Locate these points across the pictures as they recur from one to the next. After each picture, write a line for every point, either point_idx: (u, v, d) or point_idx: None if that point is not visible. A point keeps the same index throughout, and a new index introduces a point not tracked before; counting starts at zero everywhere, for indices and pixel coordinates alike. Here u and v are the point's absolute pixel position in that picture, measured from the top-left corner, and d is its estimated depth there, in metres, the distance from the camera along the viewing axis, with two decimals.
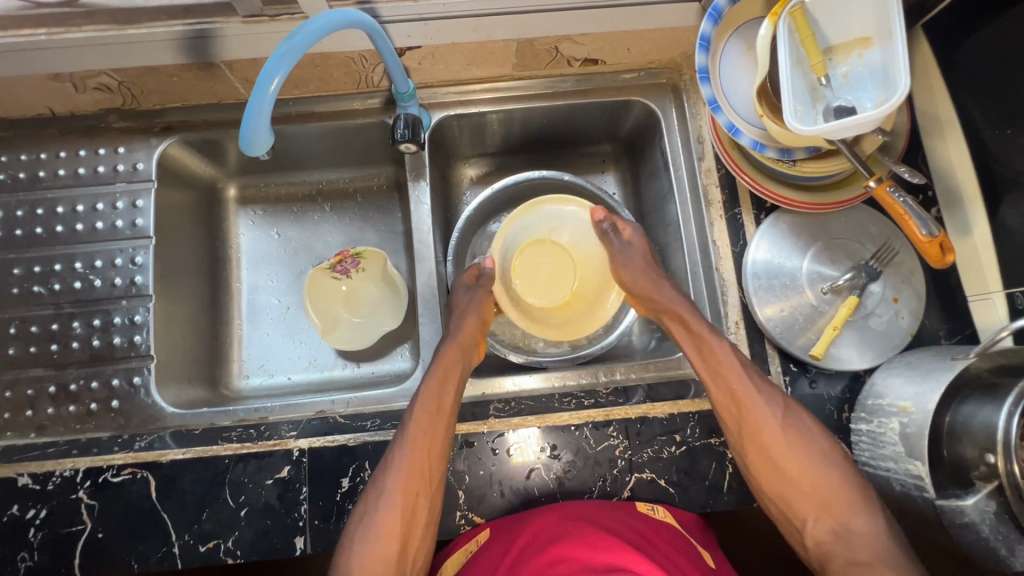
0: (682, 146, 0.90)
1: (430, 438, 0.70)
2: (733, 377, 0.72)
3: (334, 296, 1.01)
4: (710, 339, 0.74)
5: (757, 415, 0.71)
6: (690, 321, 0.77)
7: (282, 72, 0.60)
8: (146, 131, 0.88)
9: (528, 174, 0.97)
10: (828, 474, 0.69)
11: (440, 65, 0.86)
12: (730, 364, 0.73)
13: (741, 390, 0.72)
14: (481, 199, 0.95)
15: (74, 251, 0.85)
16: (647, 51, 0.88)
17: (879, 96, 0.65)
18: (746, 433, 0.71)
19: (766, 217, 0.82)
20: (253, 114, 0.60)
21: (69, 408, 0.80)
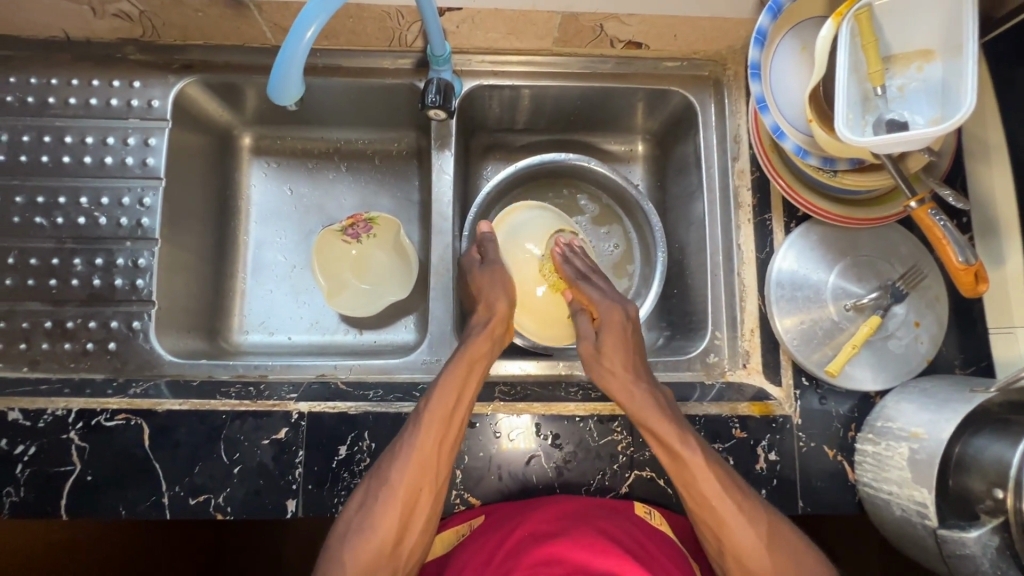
0: (717, 143, 0.88)
1: (444, 431, 0.67)
2: (709, 494, 0.66)
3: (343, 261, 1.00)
4: (676, 438, 0.68)
5: (732, 530, 0.65)
6: (667, 439, 0.68)
7: (321, 20, 0.56)
8: (164, 67, 0.84)
9: (552, 156, 0.96)
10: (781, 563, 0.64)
11: (478, 31, 0.82)
12: (712, 482, 0.66)
13: (720, 509, 0.66)
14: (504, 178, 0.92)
15: (80, 185, 0.81)
16: (693, 41, 0.84)
17: (933, 111, 0.63)
18: (711, 529, 0.67)
19: (796, 226, 0.79)
20: (285, 61, 0.56)
21: (65, 346, 0.78)
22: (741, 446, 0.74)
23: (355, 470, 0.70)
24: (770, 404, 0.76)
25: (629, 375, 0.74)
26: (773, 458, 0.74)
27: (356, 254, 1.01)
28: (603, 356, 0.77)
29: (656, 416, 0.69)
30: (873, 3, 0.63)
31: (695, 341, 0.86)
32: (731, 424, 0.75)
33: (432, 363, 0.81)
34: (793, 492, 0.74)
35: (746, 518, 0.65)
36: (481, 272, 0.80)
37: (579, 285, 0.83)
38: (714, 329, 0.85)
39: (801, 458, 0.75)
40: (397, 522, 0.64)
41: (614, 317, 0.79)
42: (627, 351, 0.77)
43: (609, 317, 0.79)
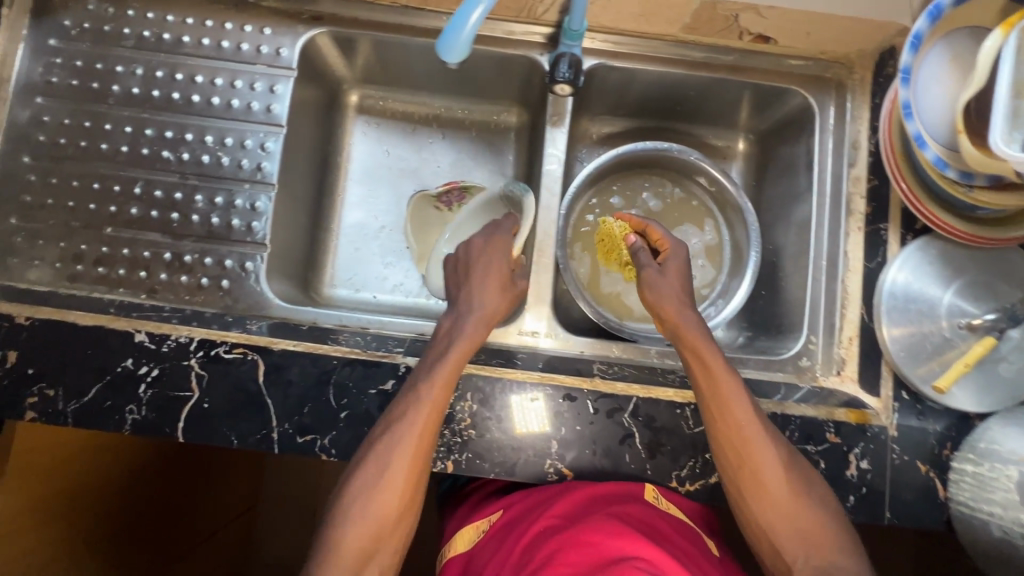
0: (833, 147, 0.87)
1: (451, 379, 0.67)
2: (739, 423, 0.68)
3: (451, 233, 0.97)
4: (712, 361, 0.71)
5: (757, 461, 0.67)
6: (706, 359, 0.71)
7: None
8: (294, 16, 0.86)
9: (655, 144, 0.96)
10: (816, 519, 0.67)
11: (610, 9, 0.81)
12: (744, 413, 0.68)
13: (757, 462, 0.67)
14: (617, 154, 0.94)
15: (205, 124, 0.83)
16: (825, 40, 0.83)
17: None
18: (734, 460, 0.68)
19: (914, 239, 0.79)
20: (448, 42, 0.56)
21: (182, 278, 0.80)
22: (834, 451, 0.74)
23: (455, 429, 0.72)
24: (867, 413, 0.76)
25: (683, 300, 0.76)
26: (864, 467, 0.74)
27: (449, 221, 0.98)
28: (667, 276, 0.78)
29: (707, 342, 0.72)
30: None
31: (787, 343, 0.86)
32: (826, 428, 0.75)
33: (528, 335, 0.82)
34: (881, 503, 0.74)
35: (772, 452, 0.68)
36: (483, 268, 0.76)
37: (645, 225, 0.85)
38: (810, 333, 0.84)
39: (892, 470, 0.75)
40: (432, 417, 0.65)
41: (676, 250, 0.81)
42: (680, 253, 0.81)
43: (677, 251, 0.81)
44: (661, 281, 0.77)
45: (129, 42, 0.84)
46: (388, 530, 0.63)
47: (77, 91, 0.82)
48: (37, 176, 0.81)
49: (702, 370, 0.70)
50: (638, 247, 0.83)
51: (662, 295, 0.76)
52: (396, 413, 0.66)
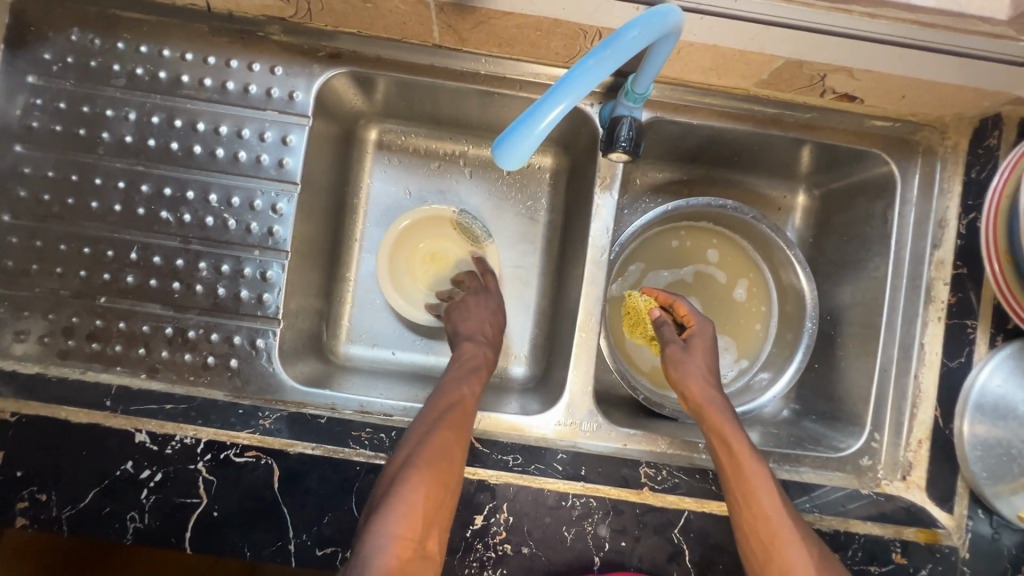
0: (915, 223, 0.77)
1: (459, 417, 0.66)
2: (765, 511, 0.62)
3: (454, 262, 0.95)
4: (736, 441, 0.67)
5: (784, 557, 0.60)
6: (729, 437, 0.67)
7: (572, 99, 0.46)
8: (310, 54, 0.74)
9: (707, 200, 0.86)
10: None
11: (678, 62, 0.70)
12: (767, 499, 0.63)
13: (789, 553, 0.60)
14: (709, 202, 0.86)
15: (209, 180, 0.73)
16: (920, 105, 0.72)
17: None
18: (760, 554, 0.61)
19: (1005, 342, 0.71)
20: (519, 139, 0.47)
21: (185, 356, 0.72)
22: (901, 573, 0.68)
23: (489, 543, 0.66)
24: (938, 532, 0.70)
25: (708, 374, 0.73)
26: None
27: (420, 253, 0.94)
28: (693, 351, 0.75)
29: (731, 423, 0.68)
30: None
31: (847, 436, 0.79)
32: (892, 547, 0.69)
33: (566, 426, 0.74)
34: None
35: (802, 547, 0.61)
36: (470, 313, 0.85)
37: (676, 300, 0.82)
38: (874, 429, 0.77)
39: None
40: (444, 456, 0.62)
41: (704, 326, 0.78)
42: (709, 332, 0.78)
43: (704, 328, 0.78)
44: (686, 359, 0.74)
45: (120, 81, 0.73)
46: (418, 549, 0.56)
47: (62, 138, 0.72)
48: (20, 238, 0.71)
49: (724, 449, 0.67)
50: (663, 321, 0.80)
51: (688, 370, 0.73)
52: (418, 432, 0.64)
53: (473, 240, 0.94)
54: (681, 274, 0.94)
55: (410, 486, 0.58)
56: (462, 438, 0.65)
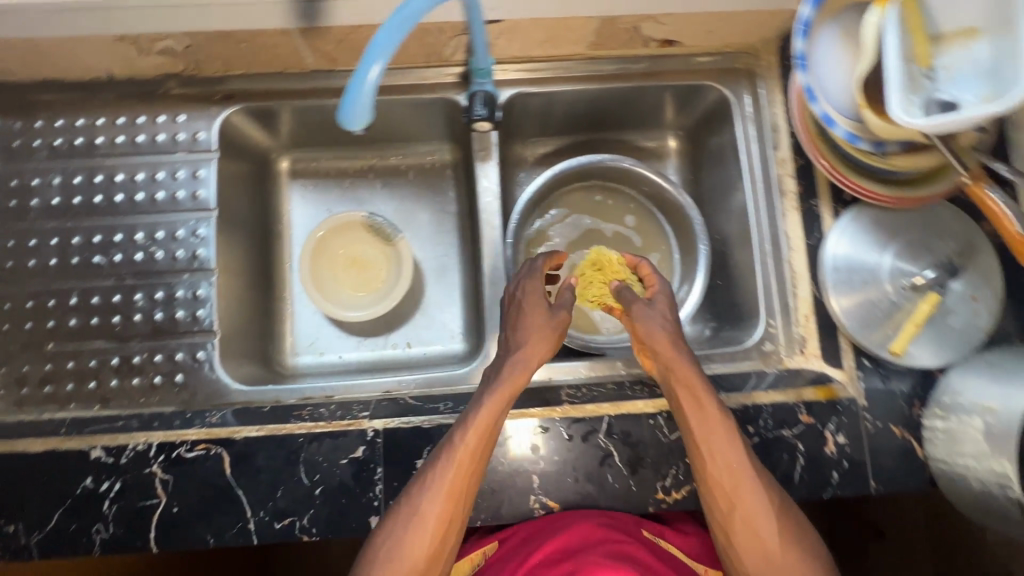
0: (755, 134, 0.89)
1: (479, 446, 0.66)
2: (731, 464, 0.67)
3: (371, 260, 1.02)
4: (707, 402, 0.68)
5: (743, 502, 0.66)
6: (704, 400, 0.68)
7: (384, 58, 0.55)
8: (208, 99, 0.85)
9: (590, 159, 0.98)
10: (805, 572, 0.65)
11: (515, 41, 0.83)
12: (733, 454, 0.67)
13: (757, 513, 0.66)
14: (594, 157, 0.98)
15: (134, 222, 0.82)
16: (726, 35, 0.85)
17: (988, 87, 0.63)
18: (722, 500, 0.67)
19: (845, 209, 0.81)
20: (351, 102, 0.56)
21: (133, 381, 0.78)
22: (810, 431, 0.75)
23: None
24: (833, 387, 0.78)
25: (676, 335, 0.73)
26: (841, 440, 0.75)
27: (340, 259, 1.01)
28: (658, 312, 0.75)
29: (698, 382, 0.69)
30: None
31: (748, 330, 0.87)
32: (797, 410, 0.76)
33: None
34: (864, 474, 0.75)
35: (762, 492, 0.66)
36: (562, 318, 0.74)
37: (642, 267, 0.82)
38: (768, 318, 0.85)
39: (868, 439, 0.76)
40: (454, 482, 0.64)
41: (663, 287, 0.79)
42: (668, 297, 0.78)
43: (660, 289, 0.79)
44: (649, 314, 0.75)
45: (42, 153, 0.83)
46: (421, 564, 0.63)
47: None
48: None
49: (695, 408, 0.68)
50: (621, 287, 0.81)
51: (650, 333, 0.73)
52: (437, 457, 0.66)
53: (384, 238, 1.01)
54: (602, 228, 1.04)
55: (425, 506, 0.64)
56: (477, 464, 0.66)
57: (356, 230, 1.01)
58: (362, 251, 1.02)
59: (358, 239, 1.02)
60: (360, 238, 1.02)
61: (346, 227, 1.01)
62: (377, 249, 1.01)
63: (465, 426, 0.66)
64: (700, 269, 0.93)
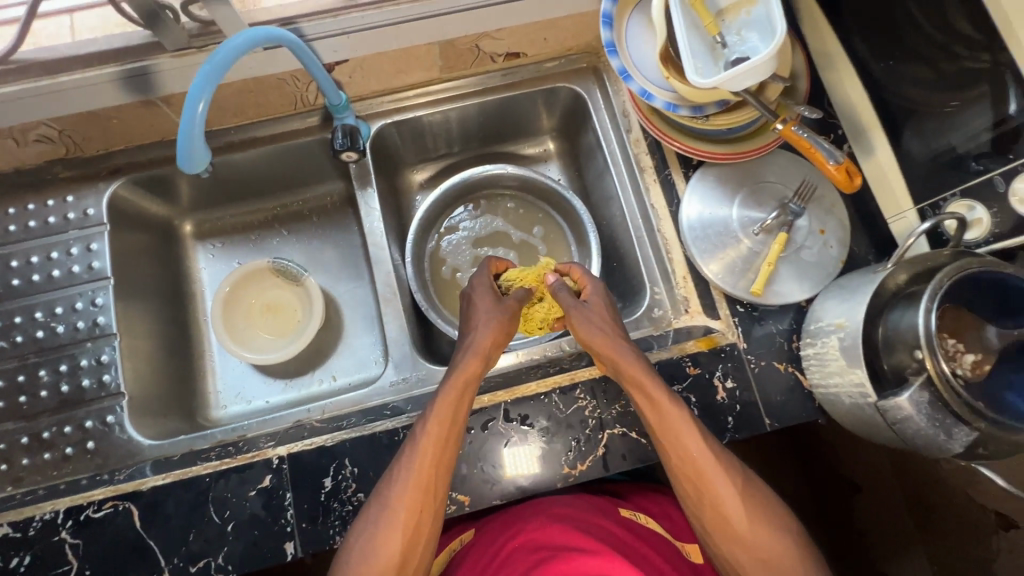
0: (610, 121, 0.96)
1: (439, 455, 0.67)
2: (692, 455, 0.68)
3: (285, 302, 1.04)
4: (658, 396, 0.69)
5: (711, 488, 0.67)
6: (650, 387, 0.69)
7: (208, 94, 0.62)
8: (93, 176, 0.90)
9: (478, 171, 1.04)
10: (775, 538, 0.66)
11: (370, 76, 0.90)
12: (693, 443, 0.68)
13: (719, 489, 0.67)
14: (484, 169, 1.04)
15: (33, 302, 0.86)
16: (562, 40, 0.94)
17: (771, 37, 0.70)
18: (691, 487, 0.69)
19: (694, 173, 0.88)
20: (186, 134, 0.63)
21: (44, 456, 0.80)
22: (699, 382, 0.79)
23: (344, 498, 0.73)
24: (714, 336, 0.82)
25: (614, 330, 0.75)
26: (730, 385, 0.79)
27: (255, 306, 1.04)
28: (595, 310, 0.77)
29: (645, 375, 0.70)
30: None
31: (637, 301, 0.91)
32: (684, 364, 0.80)
33: (400, 383, 0.86)
34: (758, 413, 0.78)
35: (726, 475, 0.68)
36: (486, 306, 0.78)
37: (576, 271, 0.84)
38: (652, 285, 0.89)
39: (755, 379, 0.79)
40: (422, 490, 0.66)
41: (597, 287, 0.81)
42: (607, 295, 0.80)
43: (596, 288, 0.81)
44: (588, 316, 0.76)
45: None
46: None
47: None
48: None
49: (650, 405, 0.70)
50: (558, 286, 0.80)
51: (591, 337, 0.74)
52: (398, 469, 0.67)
53: (293, 279, 1.04)
54: (510, 232, 1.09)
55: (393, 521, 0.64)
56: (439, 472, 0.67)
57: (266, 276, 1.04)
58: (275, 296, 1.05)
59: (269, 285, 1.05)
60: (272, 284, 1.05)
61: (256, 276, 1.05)
62: (289, 291, 1.04)
63: (426, 420, 0.68)
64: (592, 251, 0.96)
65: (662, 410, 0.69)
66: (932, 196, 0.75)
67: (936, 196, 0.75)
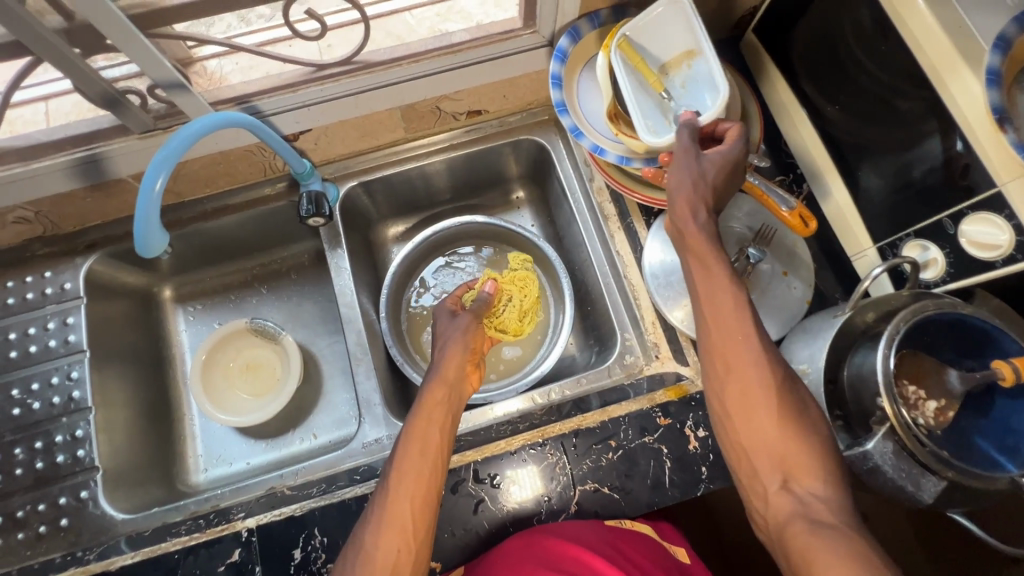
0: (573, 171, 0.98)
1: (416, 486, 0.65)
2: (739, 338, 0.61)
3: (265, 360, 1.04)
4: (718, 270, 0.63)
5: (741, 372, 0.60)
6: (706, 261, 0.63)
7: (164, 173, 0.65)
8: (71, 252, 0.93)
9: (458, 221, 1.03)
10: (797, 439, 0.58)
11: (335, 141, 0.93)
12: (741, 322, 0.61)
13: (755, 382, 0.60)
14: (456, 220, 1.02)
15: (11, 379, 0.87)
16: (523, 95, 0.96)
17: (712, 96, 0.73)
18: (721, 371, 0.62)
19: (655, 220, 0.90)
20: (142, 214, 0.65)
21: (18, 536, 0.80)
22: (670, 432, 0.78)
23: (314, 570, 0.74)
24: (684, 385, 0.81)
25: (706, 196, 0.64)
26: (702, 434, 0.78)
27: (235, 366, 1.04)
28: (705, 168, 0.65)
29: (706, 246, 0.63)
30: (628, 35, 0.75)
31: (610, 349, 0.91)
32: (654, 414, 0.79)
33: (374, 443, 0.86)
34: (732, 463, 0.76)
35: (764, 366, 0.60)
36: (447, 325, 0.84)
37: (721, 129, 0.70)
38: (622, 332, 0.89)
39: None
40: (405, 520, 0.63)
41: (733, 149, 0.66)
42: (730, 165, 0.65)
43: (729, 149, 0.66)
44: (686, 167, 0.65)
45: None
46: None
47: None
48: None
49: (703, 273, 0.63)
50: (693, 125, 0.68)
51: (678, 187, 0.64)
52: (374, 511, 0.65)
53: (270, 337, 1.04)
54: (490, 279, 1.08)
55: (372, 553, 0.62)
56: (421, 501, 0.65)
57: (245, 333, 1.05)
58: (255, 353, 1.05)
59: (248, 343, 1.05)
60: (251, 341, 1.05)
61: (233, 337, 1.05)
62: (269, 347, 1.05)
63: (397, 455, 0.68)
64: (568, 295, 0.95)
65: (711, 288, 0.63)
66: (889, 234, 0.76)
67: (894, 236, 0.75)
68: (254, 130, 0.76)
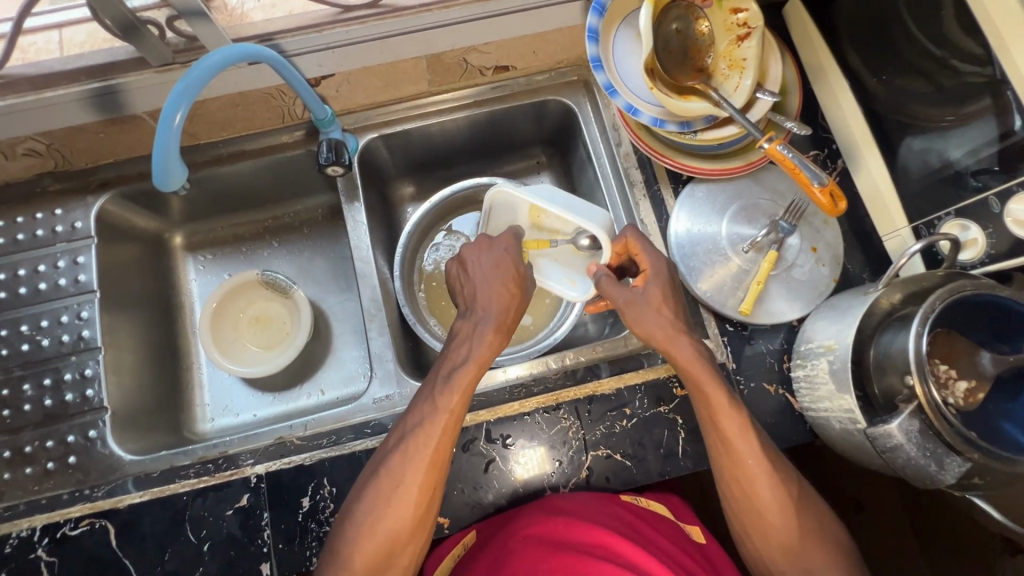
0: (600, 134, 0.95)
1: (424, 490, 0.65)
2: (747, 459, 0.66)
3: (275, 314, 1.03)
4: (718, 396, 0.66)
5: (755, 485, 0.66)
6: (708, 391, 0.66)
7: (184, 107, 0.62)
8: (82, 190, 0.91)
9: (477, 181, 1.00)
10: (804, 528, 0.67)
11: (358, 89, 0.90)
12: (747, 439, 0.66)
13: (762, 491, 0.66)
14: (475, 181, 1.00)
15: (20, 315, 0.86)
16: (553, 52, 0.93)
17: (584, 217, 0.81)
18: (737, 484, 0.67)
19: (683, 189, 0.88)
20: (161, 149, 0.63)
21: (25, 471, 0.80)
22: (686, 403, 0.77)
23: (321, 518, 0.74)
24: None
25: (682, 330, 0.68)
26: None
27: (246, 318, 1.03)
28: (659, 310, 0.69)
29: (706, 373, 0.66)
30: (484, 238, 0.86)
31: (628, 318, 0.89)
32: (671, 384, 0.78)
33: (383, 399, 0.84)
34: None
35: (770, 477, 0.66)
36: (473, 265, 0.75)
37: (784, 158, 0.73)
38: None
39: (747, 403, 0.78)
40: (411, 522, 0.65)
41: (658, 269, 0.72)
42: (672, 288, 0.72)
43: (658, 271, 0.72)
44: (644, 312, 0.69)
45: None
46: None
47: None
48: None
49: (705, 401, 0.66)
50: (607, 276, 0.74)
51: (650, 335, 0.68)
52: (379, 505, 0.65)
53: (281, 290, 1.02)
54: None
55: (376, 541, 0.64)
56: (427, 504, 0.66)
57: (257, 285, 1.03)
58: (268, 306, 1.03)
59: (260, 297, 1.04)
60: (263, 295, 1.04)
61: (244, 288, 1.03)
62: (280, 301, 1.03)
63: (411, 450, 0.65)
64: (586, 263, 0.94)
65: (719, 413, 0.66)
66: (927, 213, 0.73)
67: (932, 215, 0.72)
68: (277, 68, 0.74)
